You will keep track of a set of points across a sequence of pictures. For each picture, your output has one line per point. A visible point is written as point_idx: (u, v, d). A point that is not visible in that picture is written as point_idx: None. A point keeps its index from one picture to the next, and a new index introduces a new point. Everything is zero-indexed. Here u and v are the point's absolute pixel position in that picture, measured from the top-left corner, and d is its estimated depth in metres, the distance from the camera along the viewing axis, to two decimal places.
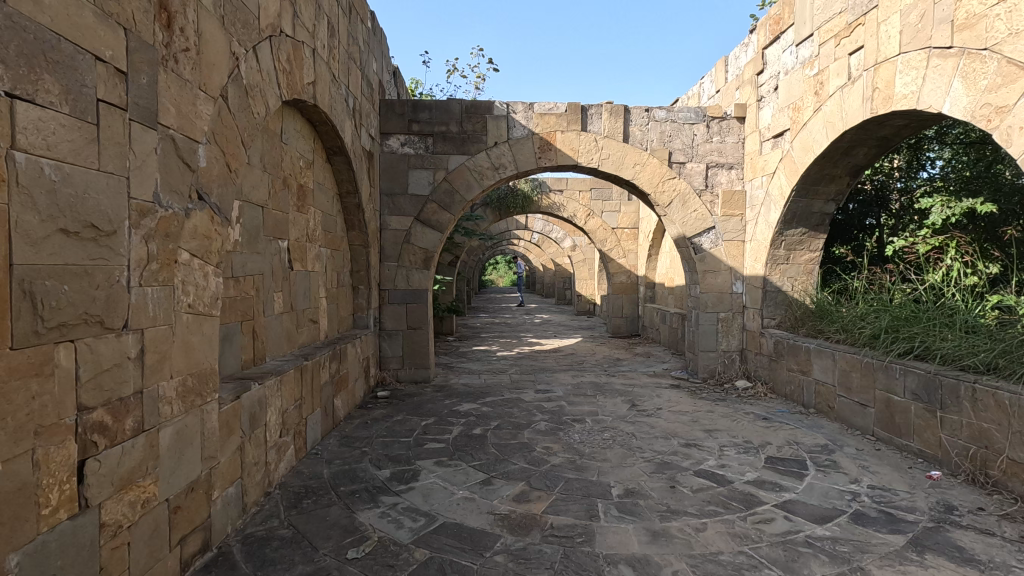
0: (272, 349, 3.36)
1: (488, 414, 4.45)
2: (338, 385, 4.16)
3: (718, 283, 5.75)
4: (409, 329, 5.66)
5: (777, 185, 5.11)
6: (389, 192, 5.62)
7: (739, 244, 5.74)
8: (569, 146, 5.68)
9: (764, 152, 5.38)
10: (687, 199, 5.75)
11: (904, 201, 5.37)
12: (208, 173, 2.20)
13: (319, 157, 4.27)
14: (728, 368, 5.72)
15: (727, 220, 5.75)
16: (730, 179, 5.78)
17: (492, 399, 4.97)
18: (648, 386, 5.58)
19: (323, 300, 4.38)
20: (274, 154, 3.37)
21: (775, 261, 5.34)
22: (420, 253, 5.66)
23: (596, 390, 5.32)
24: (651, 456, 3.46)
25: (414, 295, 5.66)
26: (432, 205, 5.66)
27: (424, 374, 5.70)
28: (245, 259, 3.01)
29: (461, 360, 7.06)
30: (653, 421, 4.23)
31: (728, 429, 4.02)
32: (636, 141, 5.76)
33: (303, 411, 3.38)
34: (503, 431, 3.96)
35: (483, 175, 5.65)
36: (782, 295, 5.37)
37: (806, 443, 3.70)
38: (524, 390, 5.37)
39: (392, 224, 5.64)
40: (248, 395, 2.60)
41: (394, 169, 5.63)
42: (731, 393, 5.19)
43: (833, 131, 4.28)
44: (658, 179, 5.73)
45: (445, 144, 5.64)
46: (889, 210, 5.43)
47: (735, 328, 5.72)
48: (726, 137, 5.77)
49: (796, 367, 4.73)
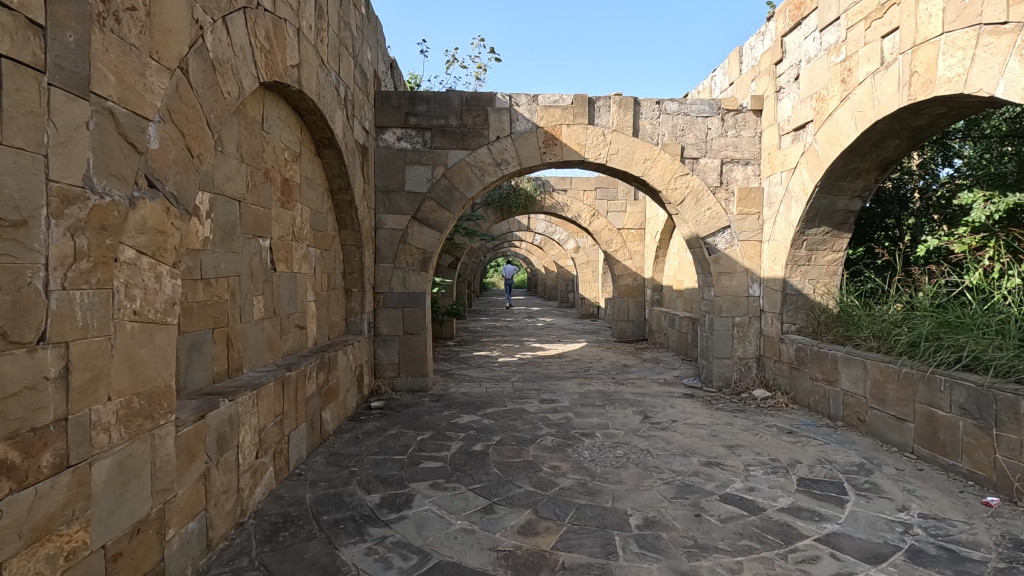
0: (251, 359, 3.04)
1: (489, 427, 4.11)
2: (327, 396, 3.83)
3: (734, 285, 5.42)
4: (406, 334, 5.34)
5: (798, 180, 4.79)
6: (384, 189, 5.30)
7: (756, 245, 5.41)
8: (575, 140, 5.36)
9: (783, 146, 5.05)
10: (700, 196, 5.42)
11: (927, 201, 5.10)
12: (163, 157, 1.88)
13: (308, 149, 3.95)
14: (744, 376, 5.40)
15: (744, 218, 5.42)
16: (747, 175, 5.46)
17: (494, 409, 4.64)
18: (660, 395, 5.24)
19: (311, 304, 4.05)
20: (253, 144, 3.05)
21: (795, 262, 5.01)
22: (418, 253, 5.34)
23: (605, 400, 4.99)
24: (670, 477, 3.12)
25: (411, 299, 5.34)
26: (431, 202, 5.34)
27: (422, 383, 5.37)
28: (218, 259, 2.68)
29: (462, 366, 6.74)
30: (669, 436, 3.90)
31: (751, 445, 3.70)
32: (646, 134, 5.44)
33: (285, 426, 3.05)
34: (505, 447, 3.63)
35: (485, 171, 5.33)
36: (803, 298, 5.03)
37: (840, 461, 3.37)
38: (528, 399, 5.03)
39: (388, 223, 5.31)
40: (215, 414, 2.28)
41: (390, 165, 5.31)
42: (749, 403, 4.86)
43: (864, 121, 3.96)
44: (669, 175, 5.40)
45: (444, 138, 5.32)
46: (911, 210, 5.15)
47: (751, 334, 5.41)
48: (742, 131, 5.45)
49: (821, 377, 4.40)
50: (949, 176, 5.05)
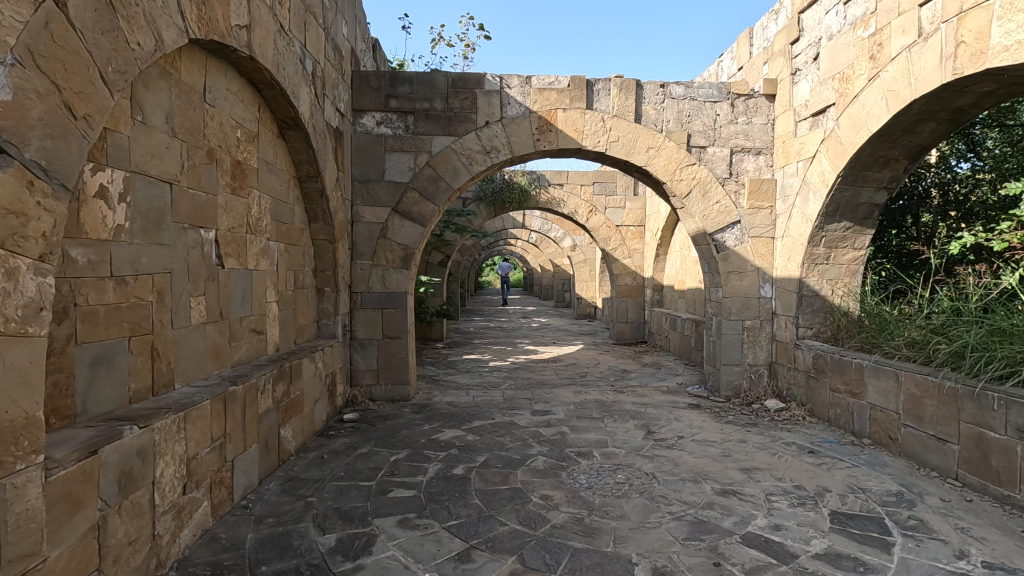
0: (187, 372, 2.56)
1: (474, 445, 3.66)
2: (288, 411, 3.36)
3: (744, 285, 4.98)
4: (385, 339, 4.87)
5: (817, 171, 4.34)
6: (361, 178, 4.82)
7: (768, 242, 4.96)
8: (572, 126, 4.90)
9: (800, 134, 4.60)
10: (708, 188, 4.97)
11: (945, 198, 4.66)
12: (18, 112, 1.40)
13: (267, 130, 3.47)
14: (754, 385, 4.97)
15: (755, 213, 4.97)
16: (758, 166, 5.00)
17: (480, 423, 4.18)
18: (663, 405, 4.80)
19: (271, 305, 3.58)
20: (191, 117, 2.57)
21: (813, 261, 4.56)
22: (399, 249, 4.87)
23: (604, 412, 4.54)
24: (680, 510, 2.66)
25: (391, 299, 4.87)
26: (413, 193, 4.87)
27: (403, 392, 4.90)
28: (137, 253, 2.21)
29: (450, 371, 6.28)
30: (676, 457, 3.45)
31: (769, 469, 3.26)
32: (649, 121, 4.98)
33: (226, 452, 2.58)
34: (491, 471, 3.17)
35: (473, 160, 4.87)
36: (821, 300, 4.59)
37: (874, 490, 2.93)
38: (519, 411, 4.56)
39: (366, 216, 4.84)
40: (116, 447, 1.80)
41: (369, 152, 4.84)
42: (761, 416, 4.41)
43: (897, 101, 3.51)
44: (674, 166, 4.95)
45: (428, 123, 4.85)
46: (928, 208, 4.70)
47: (762, 339, 4.97)
48: (754, 118, 5.00)
49: (844, 388, 3.97)
50: (969, 171, 4.63)
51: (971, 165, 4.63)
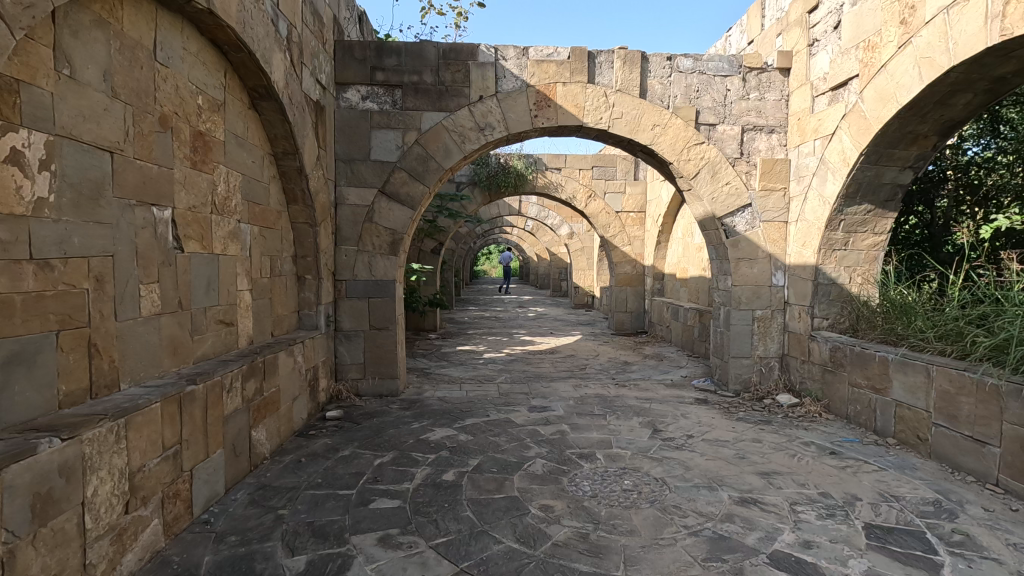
0: (137, 370, 2.24)
1: (466, 446, 3.36)
2: (261, 411, 3.04)
3: (755, 273, 4.68)
4: (373, 330, 4.56)
5: (837, 149, 4.02)
6: (346, 157, 4.48)
7: (781, 226, 4.66)
8: (572, 101, 4.56)
9: (818, 109, 4.28)
10: (717, 169, 4.65)
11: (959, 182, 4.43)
12: None
13: (235, 99, 3.12)
14: (765, 379, 4.69)
15: (767, 195, 4.65)
16: (771, 145, 4.68)
17: (473, 421, 3.88)
18: (669, 400, 4.52)
19: (243, 293, 3.25)
20: (137, 77, 2.23)
21: (830, 246, 4.26)
22: (386, 234, 4.55)
23: (606, 408, 4.25)
24: (696, 524, 2.37)
25: (378, 288, 4.55)
26: (401, 174, 4.53)
27: (391, 387, 4.60)
28: (67, 232, 1.88)
29: (443, 364, 5.98)
30: (687, 460, 3.17)
31: (790, 473, 2.98)
32: (655, 96, 4.65)
33: (183, 460, 2.26)
34: (485, 477, 2.87)
35: (466, 138, 4.53)
36: (838, 289, 4.31)
37: (909, 498, 2.65)
38: (516, 407, 4.27)
39: (350, 198, 4.50)
40: (27, 466, 1.48)
41: (353, 129, 4.49)
42: (774, 412, 4.14)
43: (931, 70, 3.19)
44: (682, 145, 4.63)
45: (417, 98, 4.50)
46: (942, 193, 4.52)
47: (774, 330, 4.69)
48: (767, 93, 4.67)
49: (865, 383, 3.69)
50: (983, 154, 4.38)
51: (988, 145, 4.36)
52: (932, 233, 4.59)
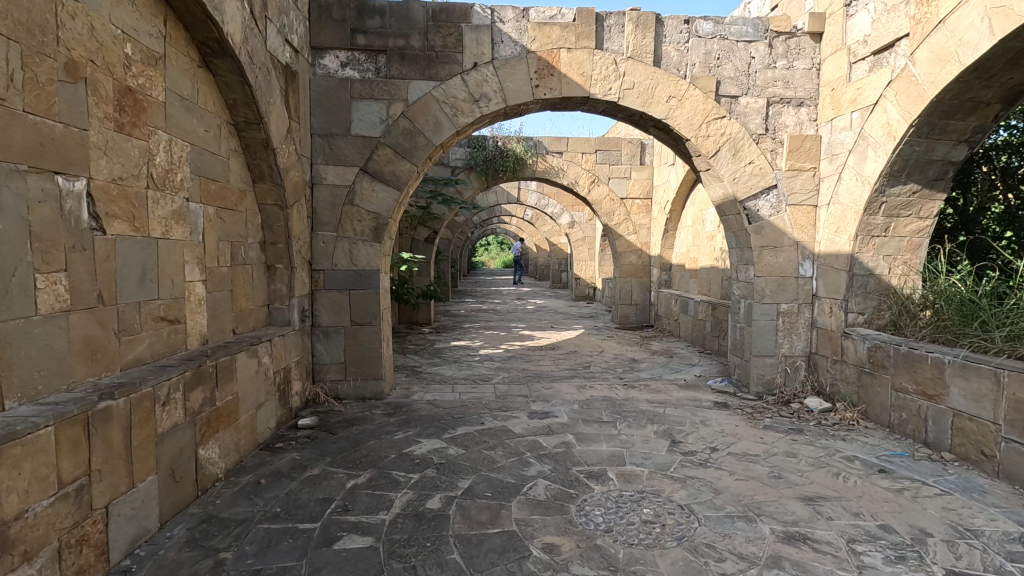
0: (33, 383, 1.77)
1: (457, 462, 2.90)
2: (212, 423, 2.57)
3: (780, 263, 4.20)
4: (354, 326, 4.08)
5: (880, 121, 3.53)
6: (323, 132, 3.98)
7: (810, 210, 4.18)
8: (577, 70, 4.05)
9: (856, 77, 3.78)
10: (740, 146, 4.16)
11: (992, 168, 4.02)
12: None
13: (179, 53, 2.62)
14: (790, 381, 4.24)
15: (795, 176, 4.16)
16: (800, 120, 4.19)
17: (466, 430, 3.42)
18: (685, 404, 4.05)
19: (195, 284, 2.77)
20: (26, 8, 1.73)
21: (868, 233, 3.79)
22: (369, 218, 4.06)
23: (615, 413, 3.78)
24: (737, 572, 1.91)
25: (360, 279, 4.07)
26: (385, 150, 4.03)
27: (375, 389, 4.12)
28: None
29: (436, 361, 5.52)
30: (714, 480, 2.71)
31: (838, 497, 2.52)
32: (671, 64, 4.14)
33: (93, 494, 1.79)
34: (477, 504, 2.41)
35: (458, 110, 4.03)
36: (875, 280, 3.84)
37: (989, 534, 2.19)
38: (515, 412, 3.80)
39: (329, 178, 4.00)
40: None
41: (331, 100, 3.99)
42: (805, 419, 3.68)
43: (1005, 21, 2.69)
44: (700, 119, 4.13)
45: (403, 64, 4.00)
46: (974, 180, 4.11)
47: (800, 326, 4.23)
48: (796, 62, 4.17)
49: (913, 388, 3.23)
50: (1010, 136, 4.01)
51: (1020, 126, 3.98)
52: (963, 219, 4.21)
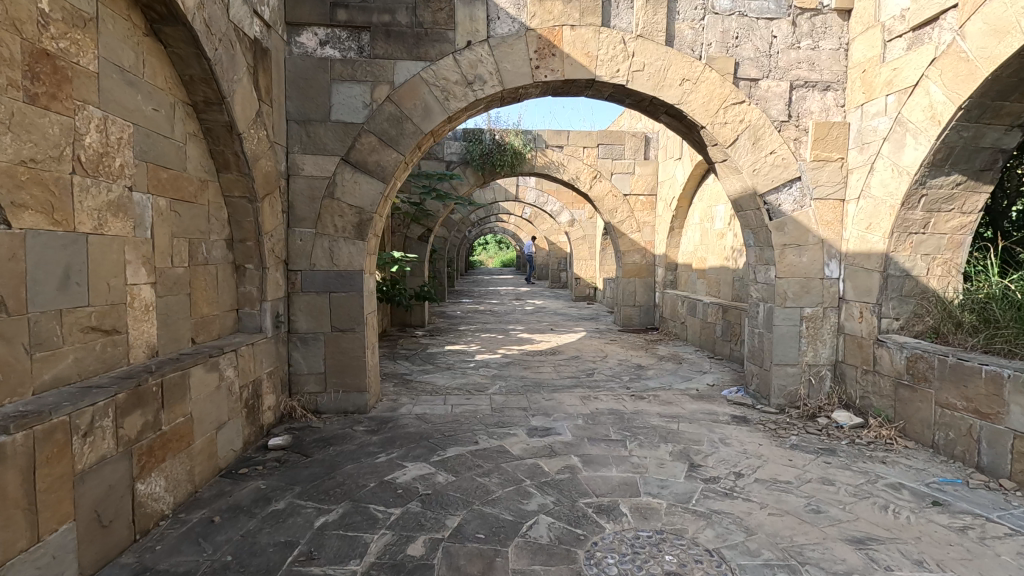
0: None
1: (446, 493, 2.52)
2: (157, 451, 2.19)
3: (804, 263, 3.83)
4: (335, 333, 3.70)
5: (921, 104, 3.16)
6: (300, 117, 3.60)
7: (837, 205, 3.80)
8: (581, 49, 3.67)
9: (892, 57, 3.41)
10: (760, 134, 3.78)
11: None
12: None
13: (117, 15, 2.23)
14: (814, 392, 3.87)
15: (821, 167, 3.78)
16: (825, 106, 3.81)
17: (458, 451, 3.03)
18: (700, 418, 3.68)
19: (141, 287, 2.38)
20: None
21: (905, 229, 3.41)
22: (352, 213, 3.67)
23: (624, 430, 3.40)
24: None
25: (342, 280, 3.68)
26: (369, 137, 3.64)
27: (358, 402, 3.73)
28: None
29: (428, 368, 5.14)
30: (743, 516, 2.33)
31: (893, 538, 2.14)
32: (684, 43, 3.75)
33: None
34: (467, 549, 2.03)
35: (450, 94, 3.64)
36: (911, 283, 3.47)
37: None
38: (513, 429, 3.43)
39: (306, 168, 3.62)
40: None
41: (309, 83, 3.60)
42: (835, 437, 3.31)
43: None
44: (717, 104, 3.75)
45: (389, 43, 3.61)
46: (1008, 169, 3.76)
47: (826, 332, 3.86)
48: (822, 42, 3.80)
49: (963, 405, 2.86)
50: None
51: None
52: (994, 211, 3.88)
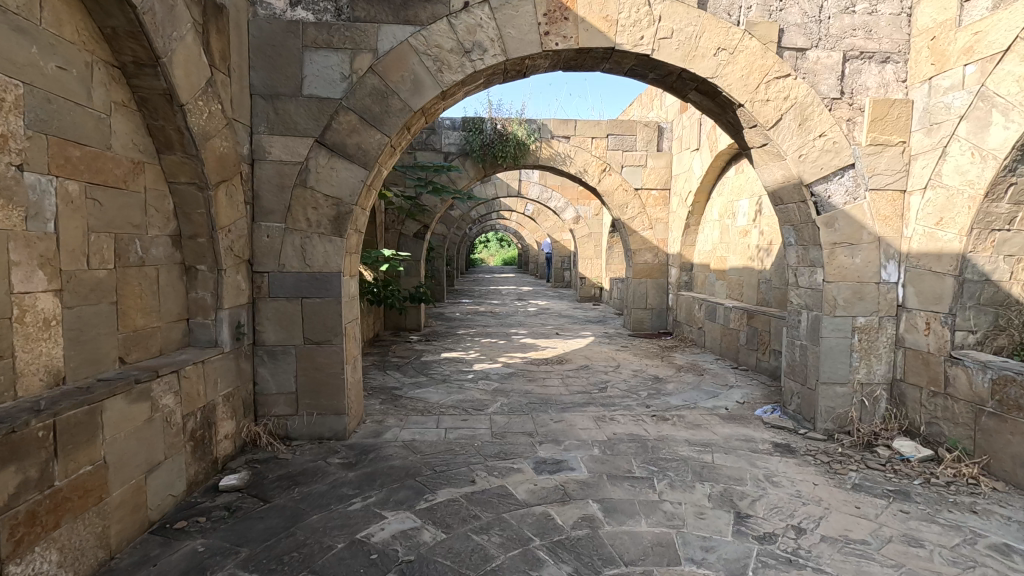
0: None
1: (433, 559, 1.97)
2: (44, 517, 1.64)
3: (858, 265, 3.26)
4: (308, 345, 3.15)
5: (1015, 73, 2.62)
6: (267, 92, 3.05)
7: (897, 198, 3.24)
8: (599, 12, 3.12)
9: (971, 19, 2.86)
10: (807, 113, 3.22)
11: None
12: None
13: None
14: (867, 415, 3.32)
15: (878, 153, 3.23)
16: (884, 81, 3.26)
17: (450, 494, 2.49)
18: (736, 447, 3.13)
19: (37, 296, 1.83)
20: None
21: (986, 225, 2.88)
22: (328, 205, 3.11)
23: (650, 464, 2.86)
24: None
25: (316, 284, 3.13)
26: (348, 115, 3.08)
27: (335, 427, 3.18)
28: None
29: (421, 380, 4.60)
30: None
31: None
32: (720, 6, 3.20)
33: None
34: None
35: (444, 65, 3.09)
36: (990, 289, 2.94)
37: None
38: (517, 461, 2.88)
39: (274, 152, 3.07)
40: None
41: (278, 51, 3.05)
42: (904, 474, 2.76)
43: None
44: (757, 79, 3.20)
45: (372, 4, 3.06)
46: None
47: (882, 346, 3.29)
48: (881, 5, 3.25)
49: None
50: None
51: None
52: None
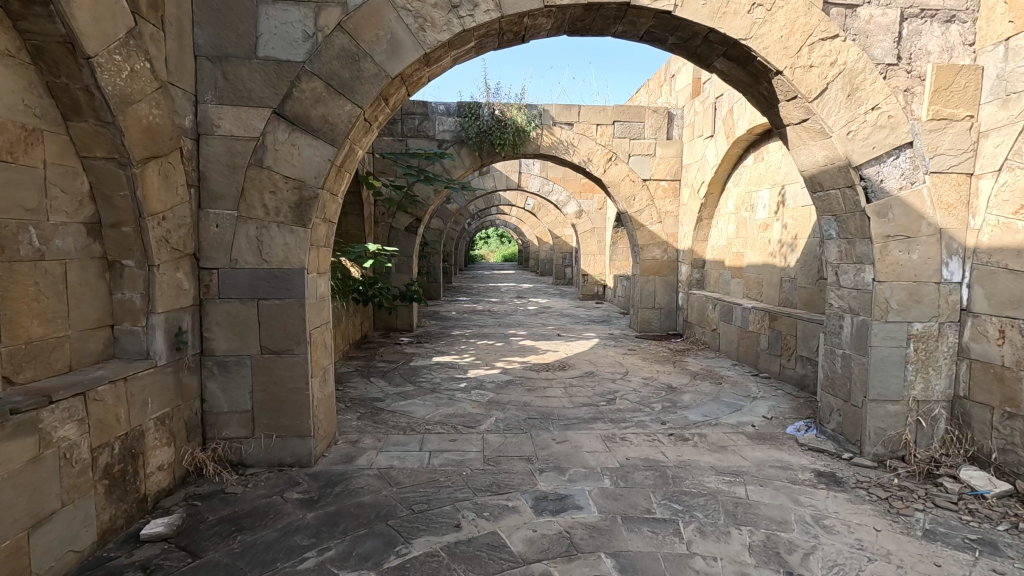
0: None
1: None
2: None
3: (915, 262, 2.76)
4: (266, 355, 2.66)
5: None
6: (216, 54, 2.56)
7: (962, 182, 2.74)
8: None
9: None
10: (857, 82, 2.72)
11: None
12: None
13: None
14: (923, 438, 2.83)
15: (941, 129, 2.73)
16: (948, 45, 2.76)
17: (428, 545, 2.00)
18: (773, 477, 2.64)
19: None
20: None
21: None
22: (289, 188, 2.62)
23: (672, 501, 2.38)
24: None
25: (275, 283, 2.64)
26: (313, 81, 2.58)
27: (297, 452, 2.69)
28: None
29: (407, 390, 4.11)
30: None
31: None
32: None
33: None
34: None
35: (427, 22, 2.58)
36: None
37: None
38: (512, 496, 2.40)
39: (224, 125, 2.57)
40: None
41: (229, 4, 2.55)
42: (983, 517, 2.26)
43: None
44: (799, 41, 2.70)
45: None
46: None
47: (942, 357, 2.80)
48: None
49: None
50: None
51: None
52: None
